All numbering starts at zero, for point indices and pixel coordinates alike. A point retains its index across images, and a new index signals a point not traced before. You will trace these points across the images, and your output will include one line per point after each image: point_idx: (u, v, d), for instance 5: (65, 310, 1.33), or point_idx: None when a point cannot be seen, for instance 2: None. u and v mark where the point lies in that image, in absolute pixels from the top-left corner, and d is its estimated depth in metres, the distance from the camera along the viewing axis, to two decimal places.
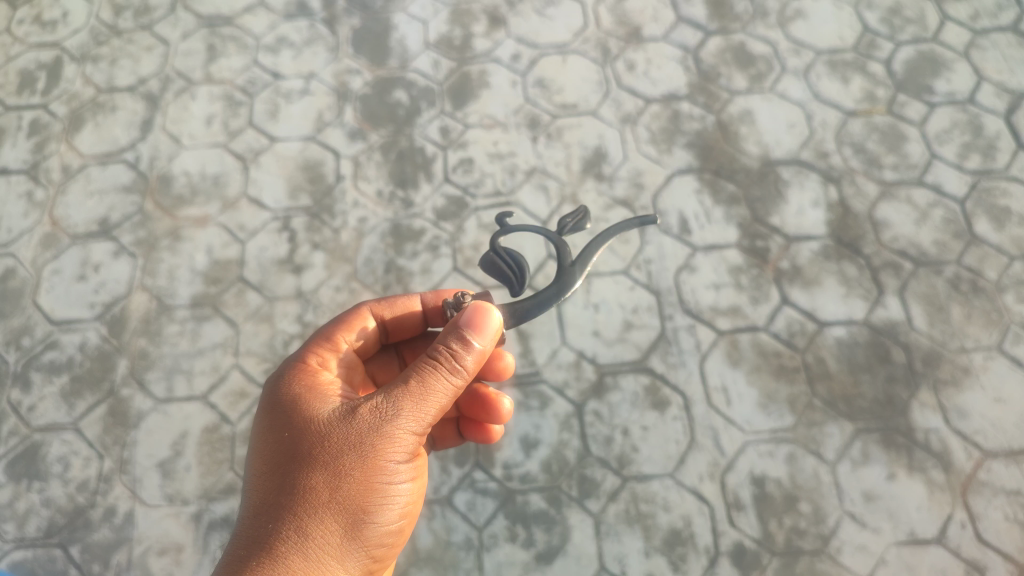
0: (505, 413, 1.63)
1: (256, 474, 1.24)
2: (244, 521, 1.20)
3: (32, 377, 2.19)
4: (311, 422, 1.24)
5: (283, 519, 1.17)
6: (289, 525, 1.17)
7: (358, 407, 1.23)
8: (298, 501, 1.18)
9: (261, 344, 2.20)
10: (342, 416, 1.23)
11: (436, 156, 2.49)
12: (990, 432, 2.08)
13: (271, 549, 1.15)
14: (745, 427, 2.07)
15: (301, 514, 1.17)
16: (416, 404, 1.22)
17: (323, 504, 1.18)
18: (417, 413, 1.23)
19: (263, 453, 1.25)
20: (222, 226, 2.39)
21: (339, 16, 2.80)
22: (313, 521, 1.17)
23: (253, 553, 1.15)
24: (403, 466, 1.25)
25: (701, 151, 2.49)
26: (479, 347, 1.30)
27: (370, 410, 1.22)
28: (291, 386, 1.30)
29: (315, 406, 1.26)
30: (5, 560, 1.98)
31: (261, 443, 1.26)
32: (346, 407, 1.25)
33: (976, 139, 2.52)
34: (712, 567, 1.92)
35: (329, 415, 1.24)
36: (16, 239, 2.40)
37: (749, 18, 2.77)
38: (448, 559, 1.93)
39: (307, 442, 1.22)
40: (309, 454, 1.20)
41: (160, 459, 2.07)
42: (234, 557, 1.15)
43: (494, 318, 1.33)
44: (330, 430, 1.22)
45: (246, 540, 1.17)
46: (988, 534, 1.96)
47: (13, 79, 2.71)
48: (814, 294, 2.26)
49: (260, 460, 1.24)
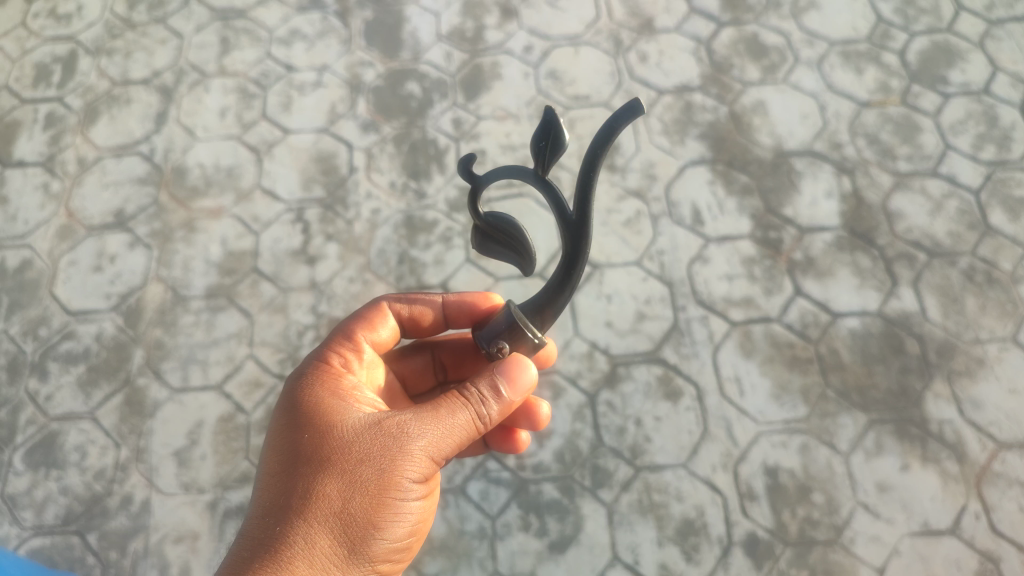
0: (540, 418, 1.56)
1: (269, 474, 1.20)
2: (253, 522, 1.17)
3: (50, 366, 2.21)
4: (330, 427, 1.20)
5: (291, 524, 1.13)
6: (296, 531, 1.12)
7: (381, 421, 1.20)
8: (309, 507, 1.14)
9: (276, 335, 2.21)
10: (363, 427, 1.20)
11: (449, 148, 2.49)
12: (1005, 423, 2.07)
13: (276, 553, 1.11)
14: (758, 417, 2.07)
15: (310, 521, 1.13)
16: (440, 425, 1.19)
17: (333, 514, 1.14)
18: (440, 436, 1.18)
19: (278, 454, 1.21)
20: (236, 218, 2.41)
21: (351, 9, 2.80)
22: (322, 530, 1.13)
23: (257, 555, 1.11)
24: (419, 485, 1.20)
25: (713, 143, 2.48)
26: (507, 399, 1.22)
27: (393, 425, 1.19)
28: (313, 388, 1.27)
29: (336, 412, 1.23)
30: (23, 547, 2.01)
31: (276, 443, 1.23)
32: (369, 418, 1.21)
33: (991, 129, 2.50)
34: (725, 557, 1.93)
35: (351, 423, 1.21)
36: (33, 230, 2.43)
37: (762, 9, 2.76)
38: (461, 547, 1.94)
39: (325, 448, 1.18)
40: (325, 461, 1.16)
41: (175, 448, 2.09)
42: (239, 558, 1.12)
43: (530, 374, 1.22)
44: (349, 440, 1.18)
45: (253, 541, 1.14)
46: (1002, 525, 1.96)
47: (29, 72, 2.73)
48: (828, 285, 2.25)
49: (275, 460, 1.21)
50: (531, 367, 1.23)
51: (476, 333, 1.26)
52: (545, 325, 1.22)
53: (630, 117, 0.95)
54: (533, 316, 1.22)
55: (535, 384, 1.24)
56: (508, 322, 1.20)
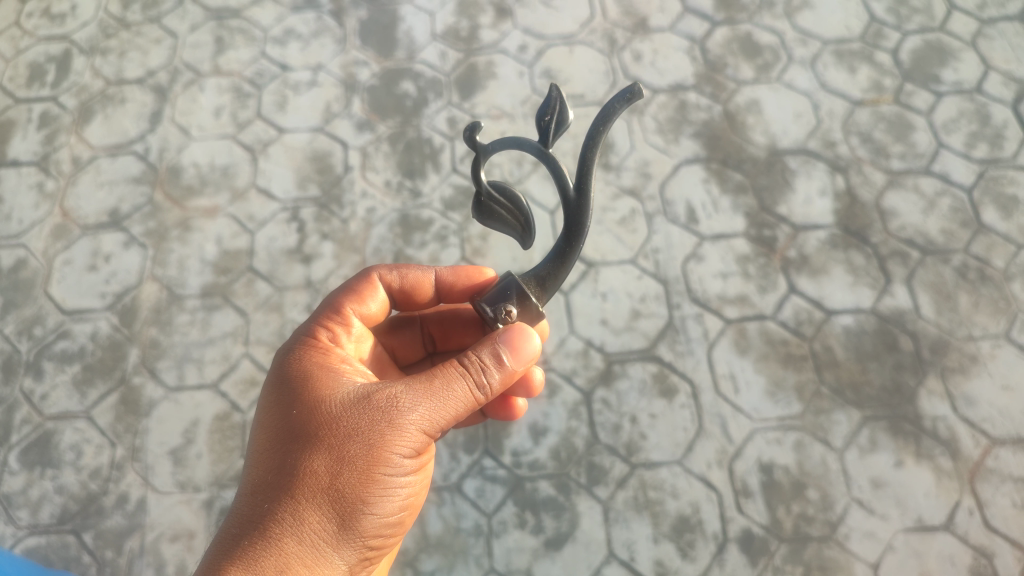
0: (534, 385, 1.55)
1: (259, 451, 1.20)
2: (243, 499, 1.17)
3: (44, 366, 2.21)
4: (320, 403, 1.19)
5: (280, 501, 1.13)
6: (285, 508, 1.12)
7: (372, 394, 1.19)
8: (298, 484, 1.14)
9: (271, 333, 2.21)
10: (353, 402, 1.19)
11: (444, 147, 2.50)
12: (997, 420, 2.09)
13: (265, 531, 1.11)
14: (753, 414, 2.08)
15: (299, 498, 1.13)
16: (433, 398, 1.18)
17: (323, 490, 1.13)
18: (433, 410, 1.18)
19: (268, 431, 1.21)
20: (231, 217, 2.41)
21: (346, 8, 2.80)
22: (312, 507, 1.13)
23: (247, 533, 1.12)
24: (410, 459, 1.20)
25: (708, 141, 2.49)
26: (509, 367, 1.20)
27: (384, 399, 1.18)
28: (302, 363, 1.27)
29: (326, 386, 1.22)
30: (19, 546, 2.00)
31: (266, 420, 1.23)
32: (358, 392, 1.21)
33: (983, 128, 2.52)
34: (720, 553, 1.94)
35: (340, 397, 1.20)
36: (28, 230, 2.42)
37: (755, 8, 2.77)
38: (457, 545, 1.94)
39: (314, 423, 1.17)
40: (314, 437, 1.16)
41: (171, 447, 2.09)
42: (228, 536, 1.13)
43: (533, 344, 1.19)
44: (337, 415, 1.17)
45: (242, 519, 1.14)
46: (995, 520, 1.97)
47: (23, 71, 2.72)
48: (822, 283, 2.26)
49: (265, 437, 1.21)
50: (535, 337, 1.19)
51: (476, 300, 1.22)
52: (545, 299, 1.20)
53: (629, 98, 1.06)
54: (535, 287, 1.19)
55: (539, 354, 1.21)
56: (513, 291, 1.17)
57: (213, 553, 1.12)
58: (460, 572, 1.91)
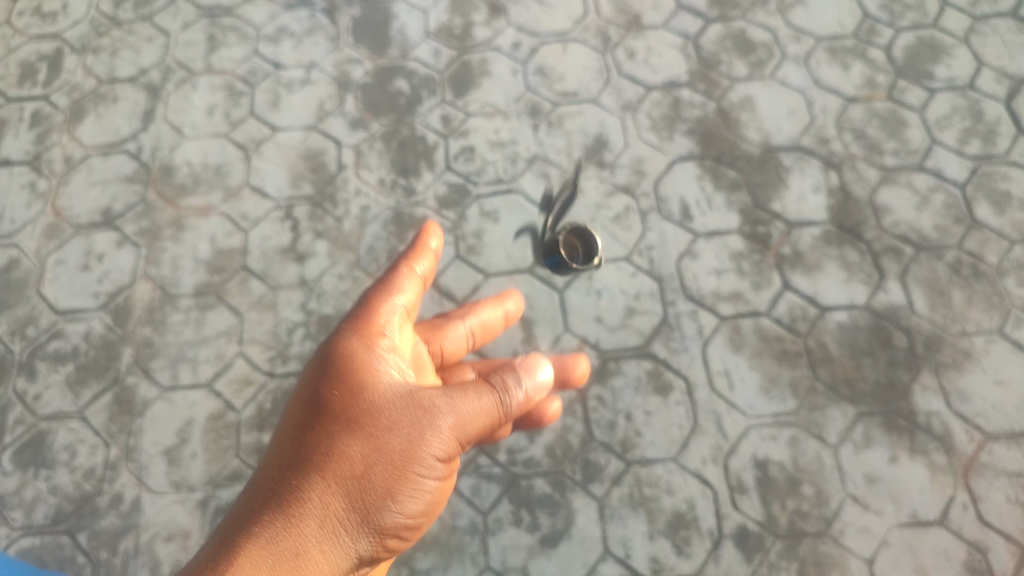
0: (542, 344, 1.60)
1: (291, 427, 1.29)
2: (269, 472, 1.25)
3: (37, 366, 2.20)
4: (364, 393, 1.29)
5: (309, 480, 1.21)
6: (314, 488, 1.21)
7: (416, 395, 1.31)
8: (330, 467, 1.23)
9: (266, 333, 2.21)
10: (396, 399, 1.29)
11: (438, 144, 2.49)
12: (991, 415, 2.09)
13: (291, 507, 1.19)
14: (748, 411, 2.08)
15: (329, 480, 1.22)
16: (470, 407, 1.32)
17: (353, 479, 1.23)
18: (468, 419, 1.32)
19: (304, 408, 1.29)
20: (225, 216, 2.40)
21: (339, 6, 2.79)
22: (340, 492, 1.22)
23: (271, 506, 1.19)
24: (439, 466, 1.31)
25: (702, 138, 2.49)
26: (528, 390, 1.43)
27: (426, 402, 1.30)
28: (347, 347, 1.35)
29: (370, 376, 1.31)
30: (13, 548, 1.99)
31: (304, 396, 1.31)
32: (401, 390, 1.31)
33: (976, 124, 2.53)
34: (716, 549, 1.94)
35: (384, 391, 1.30)
36: (20, 230, 2.41)
37: (749, 5, 2.77)
38: (453, 543, 1.94)
39: (355, 412, 1.27)
40: (353, 424, 1.26)
41: (165, 446, 2.08)
42: (249, 508, 1.20)
43: (547, 373, 1.47)
44: (380, 408, 1.28)
45: (267, 492, 1.21)
46: (989, 515, 1.98)
47: (14, 70, 2.71)
48: (816, 279, 2.26)
49: (299, 413, 1.29)
50: (548, 366, 1.48)
51: None
52: None
53: None
54: None
55: (550, 385, 1.49)
56: None
57: (235, 519, 1.19)
58: (457, 570, 1.91)
